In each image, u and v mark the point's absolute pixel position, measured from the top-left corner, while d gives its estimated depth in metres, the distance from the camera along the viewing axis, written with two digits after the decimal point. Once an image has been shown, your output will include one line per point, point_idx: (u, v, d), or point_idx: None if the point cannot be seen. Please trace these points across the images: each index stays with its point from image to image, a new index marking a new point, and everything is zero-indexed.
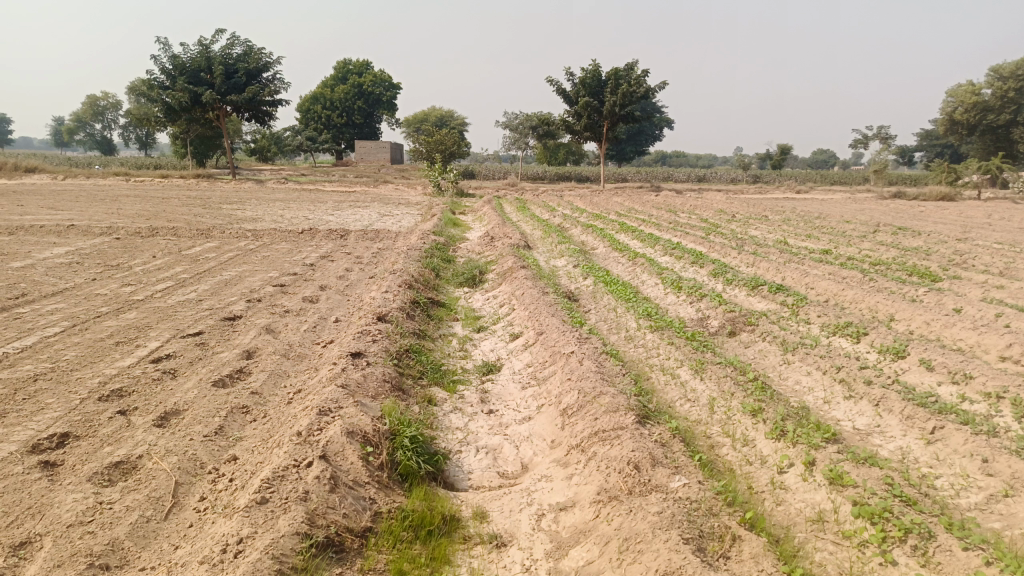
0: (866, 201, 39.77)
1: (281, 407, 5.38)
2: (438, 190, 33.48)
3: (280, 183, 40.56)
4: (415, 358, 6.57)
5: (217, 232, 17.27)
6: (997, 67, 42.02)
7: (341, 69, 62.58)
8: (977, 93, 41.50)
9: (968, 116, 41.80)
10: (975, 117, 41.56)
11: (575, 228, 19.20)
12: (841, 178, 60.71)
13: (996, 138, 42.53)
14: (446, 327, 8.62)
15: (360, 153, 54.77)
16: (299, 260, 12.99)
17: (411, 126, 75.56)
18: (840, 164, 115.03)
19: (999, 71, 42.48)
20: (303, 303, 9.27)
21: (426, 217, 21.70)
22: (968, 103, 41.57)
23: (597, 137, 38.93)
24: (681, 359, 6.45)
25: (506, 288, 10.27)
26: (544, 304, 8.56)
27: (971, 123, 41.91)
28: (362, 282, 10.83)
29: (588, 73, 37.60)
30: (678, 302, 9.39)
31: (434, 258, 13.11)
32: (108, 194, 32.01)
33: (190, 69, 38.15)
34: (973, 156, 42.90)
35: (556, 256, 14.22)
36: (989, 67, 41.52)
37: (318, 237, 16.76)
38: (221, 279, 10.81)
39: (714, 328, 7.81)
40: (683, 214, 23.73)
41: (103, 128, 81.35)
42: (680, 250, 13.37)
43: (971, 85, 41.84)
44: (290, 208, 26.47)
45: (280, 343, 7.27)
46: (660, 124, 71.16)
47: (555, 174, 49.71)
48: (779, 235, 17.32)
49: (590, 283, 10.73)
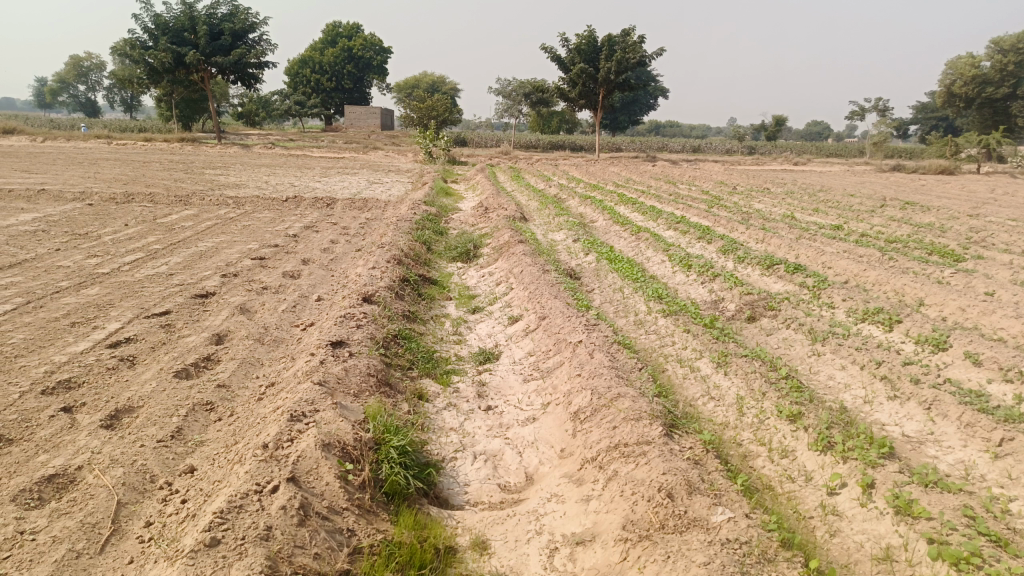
0: (864, 174, 39.07)
1: (250, 405, 4.72)
2: (429, 157, 32.57)
3: (266, 148, 39.45)
4: (404, 346, 5.89)
5: (197, 199, 16.44)
6: (998, 40, 41.10)
7: (331, 32, 60.91)
8: (977, 65, 40.61)
9: (967, 89, 40.96)
10: (975, 90, 40.70)
11: (573, 199, 18.46)
12: (836, 150, 59.88)
13: (994, 111, 41.76)
14: (438, 307, 7.93)
15: (350, 119, 53.51)
16: (282, 231, 12.23)
17: (403, 92, 74.01)
18: (835, 135, 114.04)
19: (1000, 43, 41.56)
20: (283, 279, 8.55)
21: (417, 186, 20.90)
22: (967, 76, 40.71)
23: (592, 104, 37.94)
24: (701, 350, 5.81)
25: (502, 264, 9.59)
26: (545, 283, 7.89)
27: (970, 96, 41.09)
28: (348, 256, 10.12)
29: (583, 39, 36.43)
30: (687, 282, 8.73)
31: (425, 230, 12.39)
32: (88, 158, 30.92)
33: (174, 28, 36.76)
34: (971, 129, 42.14)
35: (554, 229, 13.53)
36: (991, 38, 40.59)
37: (303, 205, 15.96)
38: (196, 251, 10.06)
39: (730, 313, 7.17)
40: (683, 186, 23.00)
41: (87, 89, 79.27)
42: (685, 225, 12.69)
43: (970, 57, 40.94)
44: (277, 174, 25.56)
45: (255, 325, 6.59)
46: (655, 93, 69.91)
47: (548, 143, 48.70)
48: (785, 209, 16.65)
49: (592, 259, 10.05)
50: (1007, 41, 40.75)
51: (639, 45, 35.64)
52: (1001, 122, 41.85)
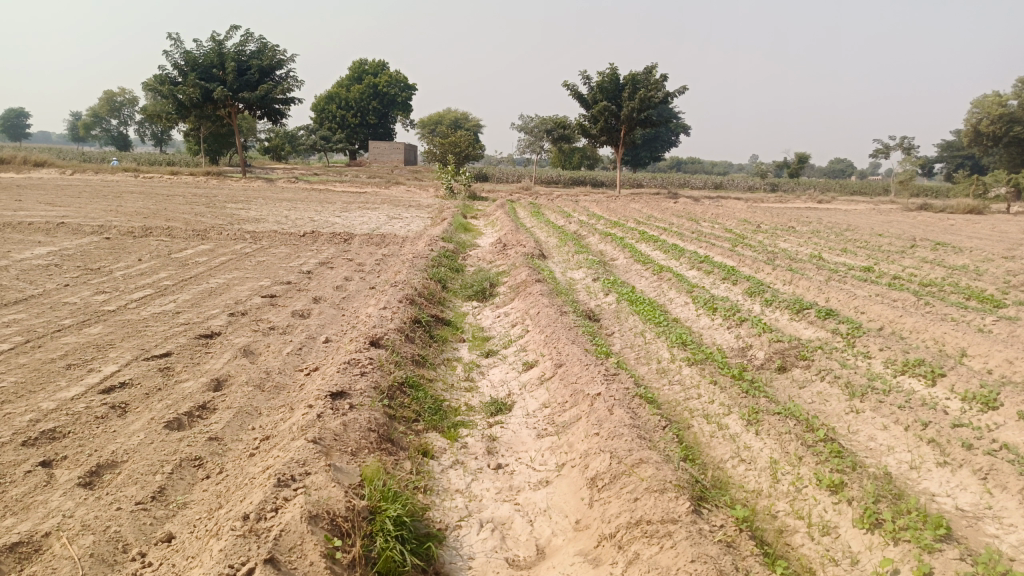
0: (890, 212, 38.48)
1: (241, 461, 4.38)
2: (450, 192, 32.57)
3: (290, 182, 39.78)
4: (411, 395, 5.55)
5: (214, 233, 16.36)
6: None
7: (356, 69, 61.83)
8: (1004, 104, 40.12)
9: (994, 128, 40.38)
10: (1002, 129, 40.13)
11: (593, 236, 18.16)
12: (861, 188, 59.27)
13: (1022, 150, 41.09)
14: (450, 351, 7.58)
15: (374, 153, 54.00)
16: (295, 267, 12.02)
17: (426, 127, 74.77)
18: (859, 172, 113.38)
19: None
20: (291, 318, 8.27)
21: (436, 221, 20.74)
22: (994, 115, 40.16)
23: (614, 141, 37.89)
24: (729, 404, 5.40)
25: (519, 304, 9.25)
26: (563, 326, 7.53)
27: (997, 135, 40.49)
28: (361, 294, 9.84)
29: (605, 77, 36.50)
30: (713, 326, 8.33)
31: (442, 268, 12.12)
32: (114, 191, 31.28)
33: (202, 65, 37.41)
34: (999, 168, 41.45)
35: (574, 267, 13.21)
36: (1017, 77, 40.16)
37: (320, 240, 15.81)
38: (206, 287, 9.85)
39: (759, 362, 6.76)
40: (706, 224, 22.65)
41: (118, 123, 80.99)
42: (708, 265, 12.31)
43: (997, 96, 40.45)
44: (297, 209, 25.59)
45: (257, 369, 6.28)
46: (677, 130, 69.97)
47: (569, 179, 48.69)
48: (812, 248, 16.22)
49: (612, 301, 9.69)
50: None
51: (661, 83, 35.63)
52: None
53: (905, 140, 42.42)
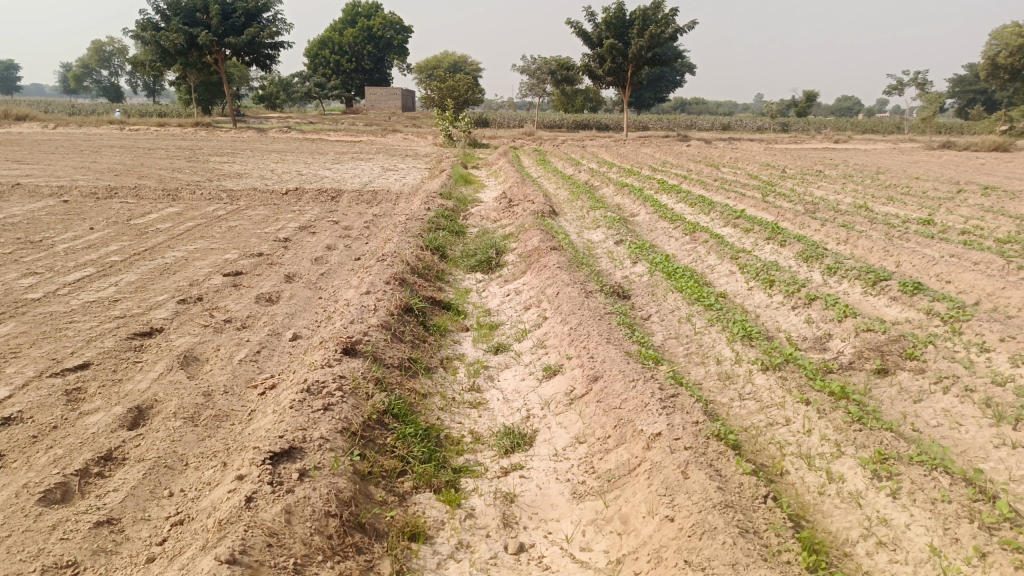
0: (911, 152, 36.39)
1: (132, 573, 2.91)
2: (449, 140, 30.72)
3: (282, 132, 37.81)
4: (395, 433, 4.05)
5: (188, 193, 14.73)
6: None
7: (350, 11, 58.87)
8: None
9: (1013, 60, 37.86)
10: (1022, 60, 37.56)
11: (607, 187, 16.47)
12: (874, 125, 56.79)
13: None
14: (449, 347, 6.05)
15: (371, 100, 51.65)
16: (271, 233, 10.46)
17: (424, 72, 72.02)
18: (870, 110, 110.05)
19: None
20: (255, 306, 6.74)
21: (435, 173, 19.04)
22: (1012, 46, 37.62)
23: (621, 82, 35.65)
24: (837, 441, 3.88)
25: (532, 278, 7.72)
26: (591, 312, 5.98)
27: (1016, 68, 38.04)
28: (343, 269, 8.27)
29: (611, 13, 34.10)
30: (772, 305, 6.82)
31: (440, 231, 10.56)
32: (94, 145, 29.49)
33: (185, 8, 35.06)
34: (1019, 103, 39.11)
35: (590, 227, 11.62)
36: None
37: (304, 199, 14.16)
38: (159, 264, 8.27)
39: (850, 362, 5.24)
40: (726, 170, 20.88)
41: (110, 74, 78.36)
42: (747, 222, 10.72)
43: (1017, 26, 37.86)
44: (286, 162, 23.86)
45: (196, 388, 4.77)
46: (682, 68, 67.12)
47: (573, 123, 46.52)
48: (852, 198, 14.57)
49: (643, 271, 8.13)
50: None
51: (671, 18, 33.24)
52: None
53: (924, 74, 40.12)
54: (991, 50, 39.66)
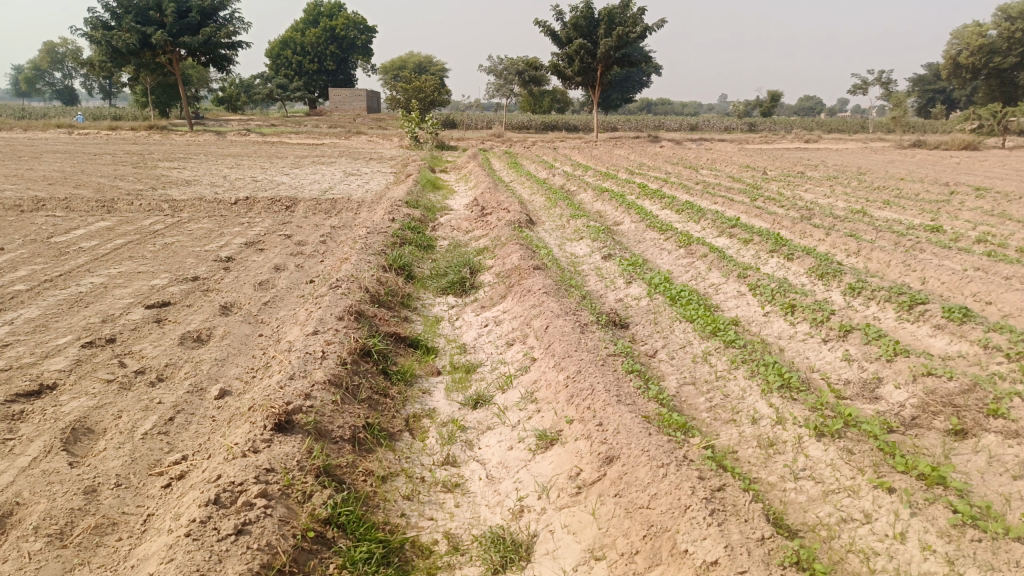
0: (882, 151, 36.02)
1: None
2: (416, 142, 29.51)
3: (240, 135, 36.19)
4: (339, 560, 2.93)
5: (126, 203, 13.31)
6: (1008, 6, 37.58)
7: (312, 11, 57.17)
8: (984, 34, 37.45)
9: (974, 60, 37.64)
10: (982, 60, 37.41)
11: (585, 192, 15.44)
12: (840, 124, 56.77)
13: (1001, 82, 38.57)
14: (416, 401, 4.91)
15: (335, 102, 50.12)
16: (213, 251, 9.19)
17: (389, 73, 70.52)
18: (832, 109, 111.17)
19: (1010, 8, 38.08)
20: (177, 350, 5.51)
21: (400, 178, 17.84)
22: (973, 46, 37.43)
23: (590, 82, 34.74)
24: (949, 557, 2.86)
25: (513, 304, 6.63)
26: (591, 353, 4.89)
27: (977, 67, 37.81)
28: (291, 296, 7.08)
29: (579, 13, 33.18)
30: (797, 335, 5.83)
31: (406, 247, 9.40)
32: (37, 150, 27.68)
33: (137, 7, 33.29)
34: (980, 102, 38.90)
35: (572, 238, 10.56)
36: (999, 5, 37.27)
37: (255, 209, 12.86)
38: (71, 295, 6.97)
39: (916, 420, 4.23)
40: (706, 172, 20.04)
41: (63, 76, 75.48)
42: (745, 232, 9.77)
43: (977, 26, 37.68)
44: (241, 167, 22.41)
45: (77, 482, 3.56)
46: (650, 69, 66.66)
47: (542, 124, 45.56)
48: (844, 202, 13.75)
49: (640, 292, 7.10)
50: (1016, 7, 37.16)
51: (640, 17, 32.40)
52: (1009, 94, 38.68)
53: (889, 74, 39.92)
54: (951, 50, 39.63)
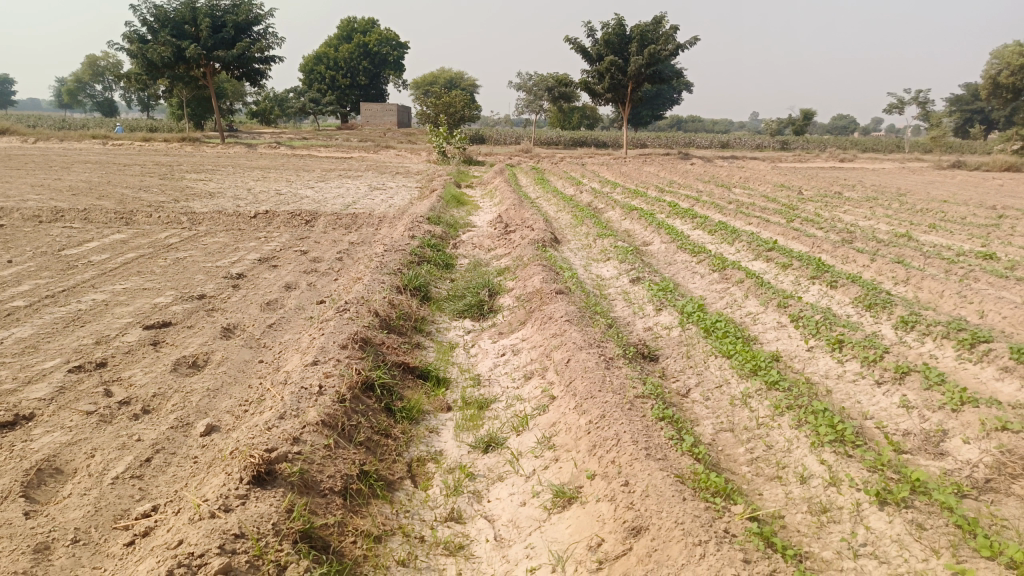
0: (920, 172, 34.96)
1: None
2: (443, 157, 29.25)
3: (270, 148, 36.30)
4: None
5: (145, 215, 13.09)
6: None
7: (345, 27, 57.57)
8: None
9: (1015, 79, 36.47)
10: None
11: (613, 210, 14.93)
12: (875, 144, 55.49)
13: None
14: (422, 442, 4.45)
15: (366, 116, 50.26)
16: (225, 267, 8.85)
17: (420, 88, 70.78)
18: (866, 128, 109.51)
19: None
20: (168, 378, 5.10)
21: (425, 193, 17.47)
22: (1015, 65, 36.28)
23: (620, 99, 34.28)
24: None
25: (533, 332, 6.15)
26: (616, 393, 4.39)
27: (1018, 87, 36.62)
28: (298, 318, 6.67)
29: (610, 29, 32.82)
30: (846, 374, 5.28)
31: (424, 265, 8.99)
32: (68, 160, 27.90)
33: (173, 20, 33.60)
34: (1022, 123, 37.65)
35: (599, 258, 10.06)
36: None
37: (274, 223, 12.55)
38: (69, 312, 6.63)
39: (992, 484, 3.67)
40: (739, 191, 19.43)
41: (103, 88, 76.98)
42: (784, 256, 9.19)
43: (1019, 45, 36.53)
44: (267, 179, 22.27)
45: (28, 538, 3.13)
46: (681, 86, 66.06)
47: (571, 140, 45.19)
48: (887, 225, 13.08)
49: (671, 321, 6.59)
50: None
51: (673, 34, 31.95)
52: None
53: (925, 93, 38.95)
54: (990, 70, 38.49)
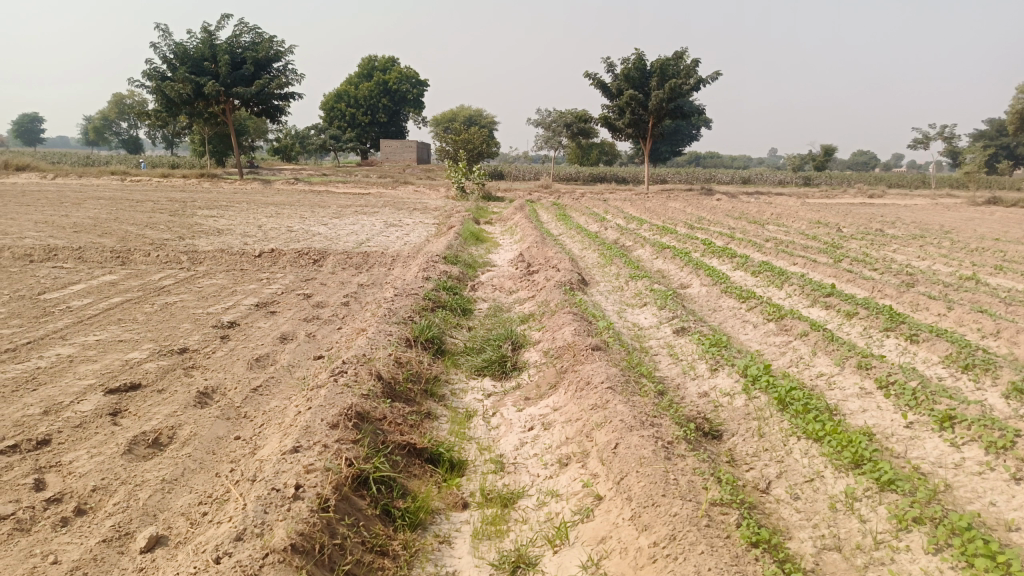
0: (954, 208, 33.74)
1: None
2: (462, 193, 28.53)
3: (288, 184, 35.87)
4: None
5: (143, 255, 12.26)
6: None
7: (366, 65, 57.75)
8: None
9: None
10: None
11: (643, 248, 13.94)
12: (899, 179, 54.24)
13: None
14: (429, 559, 3.42)
15: (385, 152, 49.97)
16: (217, 313, 7.92)
17: (439, 125, 70.78)
18: (886, 164, 108.43)
19: None
20: (116, 463, 4.10)
21: (441, 230, 16.62)
22: None
23: (641, 134, 33.53)
24: None
25: (567, 399, 5.11)
26: (687, 501, 3.33)
27: None
28: (289, 378, 5.68)
29: (631, 64, 32.21)
30: (966, 462, 4.18)
31: (439, 312, 8.01)
32: (82, 196, 27.45)
33: (193, 58, 33.45)
34: None
35: (633, 303, 9.02)
36: None
37: (279, 263, 11.67)
38: (24, 371, 5.67)
39: None
40: (772, 227, 18.38)
41: (129, 126, 77.91)
42: (846, 303, 8.13)
43: None
44: (280, 216, 21.56)
45: None
46: (701, 122, 65.47)
47: (591, 175, 44.50)
48: (944, 266, 11.96)
49: (731, 384, 5.53)
50: None
51: (694, 68, 31.26)
52: None
53: (951, 127, 37.95)
54: (1017, 104, 37.45)
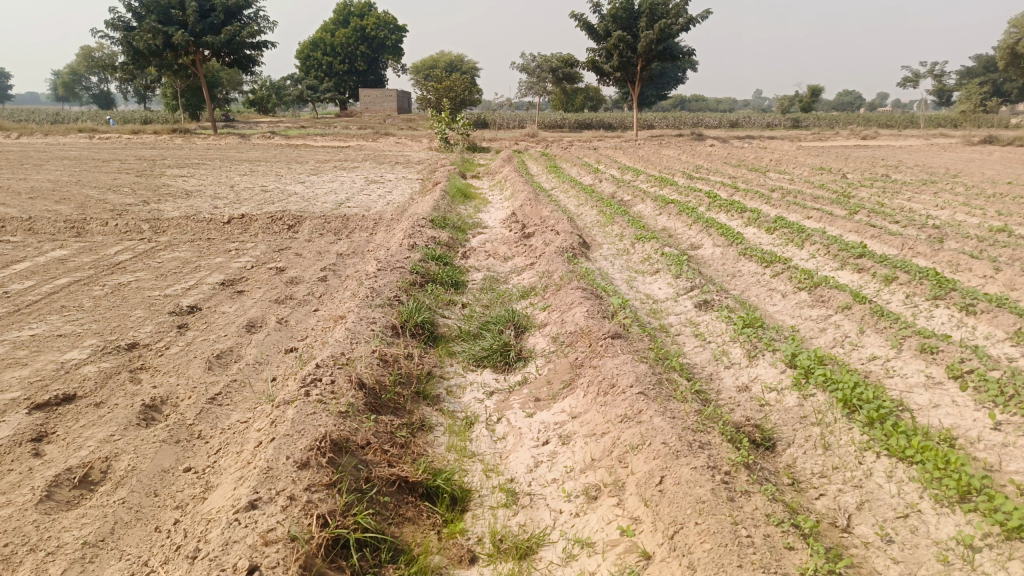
0: (949, 148, 32.88)
1: None
2: (446, 144, 27.28)
3: (264, 138, 34.36)
4: None
5: (99, 224, 11.18)
6: None
7: (342, 10, 55.28)
8: None
9: None
10: None
11: (644, 202, 13.01)
12: (889, 118, 53.16)
13: None
14: None
15: (365, 103, 48.18)
16: (176, 295, 6.97)
17: (419, 73, 68.54)
18: (873, 103, 107.14)
19: None
20: (24, 521, 3.20)
21: (427, 187, 15.57)
22: None
23: (629, 78, 32.14)
24: None
25: (587, 403, 4.27)
26: None
27: None
28: (255, 383, 4.79)
29: (618, 4, 30.62)
30: None
31: (428, 288, 7.10)
32: (46, 156, 25.99)
33: (159, 5, 31.46)
34: None
35: (643, 269, 8.14)
36: None
37: (251, 231, 10.66)
38: None
39: None
40: (774, 175, 17.43)
41: (98, 80, 74.89)
42: (882, 265, 7.30)
43: None
44: (255, 174, 20.33)
45: None
46: (688, 64, 63.70)
47: (577, 122, 43.11)
48: (968, 216, 11.14)
49: (778, 376, 4.71)
50: None
51: (684, 8, 29.74)
52: None
53: (944, 64, 36.86)
54: (1012, 39, 36.29)
